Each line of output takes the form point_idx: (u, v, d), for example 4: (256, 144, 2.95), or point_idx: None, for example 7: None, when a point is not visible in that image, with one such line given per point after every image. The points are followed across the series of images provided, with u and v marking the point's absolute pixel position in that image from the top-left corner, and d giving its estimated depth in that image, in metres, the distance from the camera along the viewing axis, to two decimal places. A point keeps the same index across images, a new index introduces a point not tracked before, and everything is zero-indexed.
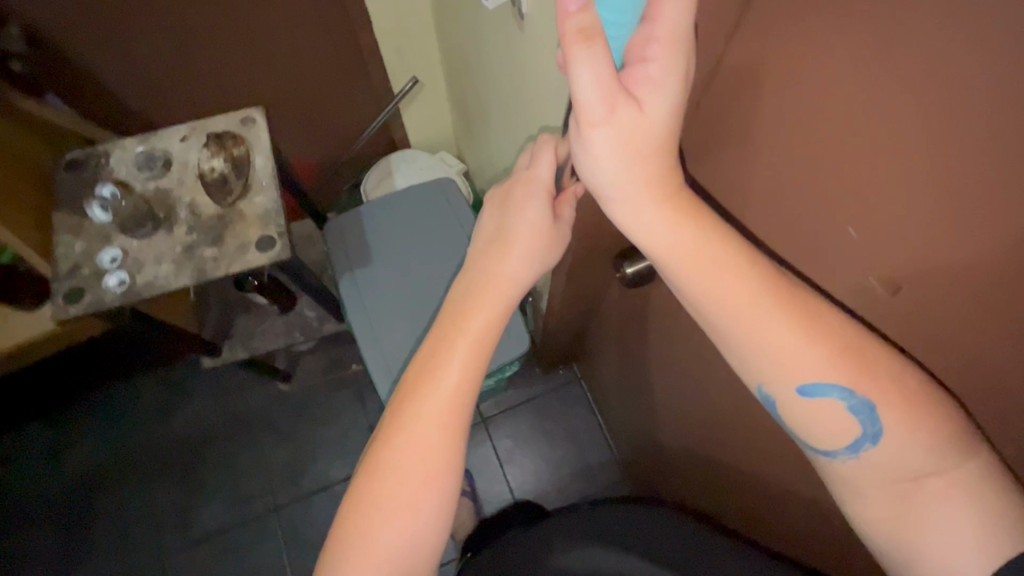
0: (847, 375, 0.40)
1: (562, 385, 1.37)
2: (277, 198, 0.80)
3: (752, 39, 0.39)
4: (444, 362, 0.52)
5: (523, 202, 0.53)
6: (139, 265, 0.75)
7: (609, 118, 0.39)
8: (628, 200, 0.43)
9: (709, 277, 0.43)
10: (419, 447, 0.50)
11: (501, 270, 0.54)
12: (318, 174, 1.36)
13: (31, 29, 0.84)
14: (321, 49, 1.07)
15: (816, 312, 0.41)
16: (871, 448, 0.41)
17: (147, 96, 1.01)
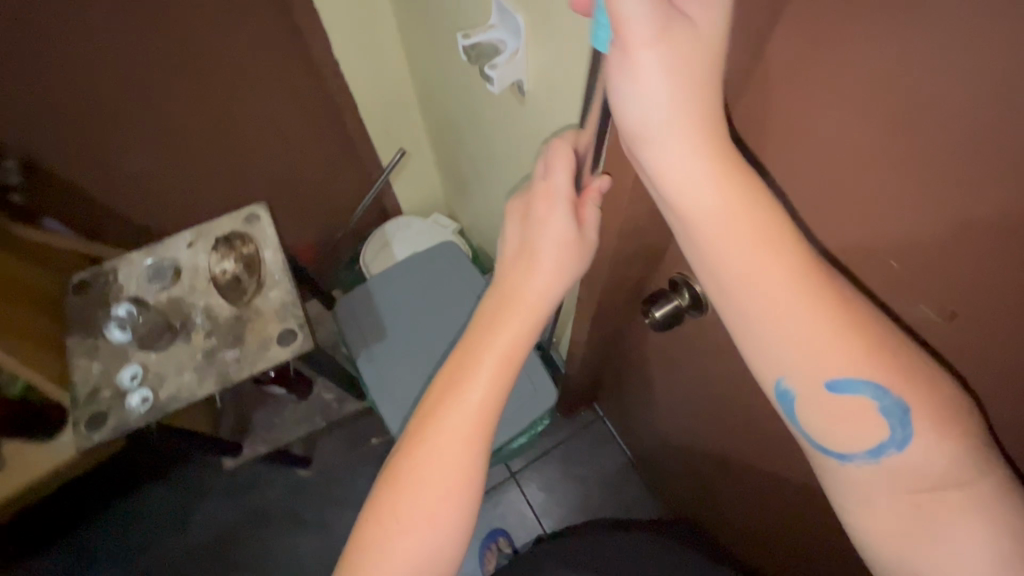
0: (888, 371, 0.35)
1: (587, 427, 1.35)
2: (292, 290, 0.80)
3: (754, 98, 0.40)
4: (470, 377, 0.49)
5: (544, 217, 0.49)
6: (160, 379, 0.74)
7: (660, 39, 0.32)
8: (683, 142, 0.35)
9: (751, 250, 0.36)
10: (440, 463, 0.48)
11: (526, 289, 0.50)
12: (317, 251, 1.37)
13: (30, 160, 0.84)
14: (309, 135, 1.10)
15: (850, 299, 0.36)
16: (896, 454, 0.36)
17: (142, 204, 1.02)
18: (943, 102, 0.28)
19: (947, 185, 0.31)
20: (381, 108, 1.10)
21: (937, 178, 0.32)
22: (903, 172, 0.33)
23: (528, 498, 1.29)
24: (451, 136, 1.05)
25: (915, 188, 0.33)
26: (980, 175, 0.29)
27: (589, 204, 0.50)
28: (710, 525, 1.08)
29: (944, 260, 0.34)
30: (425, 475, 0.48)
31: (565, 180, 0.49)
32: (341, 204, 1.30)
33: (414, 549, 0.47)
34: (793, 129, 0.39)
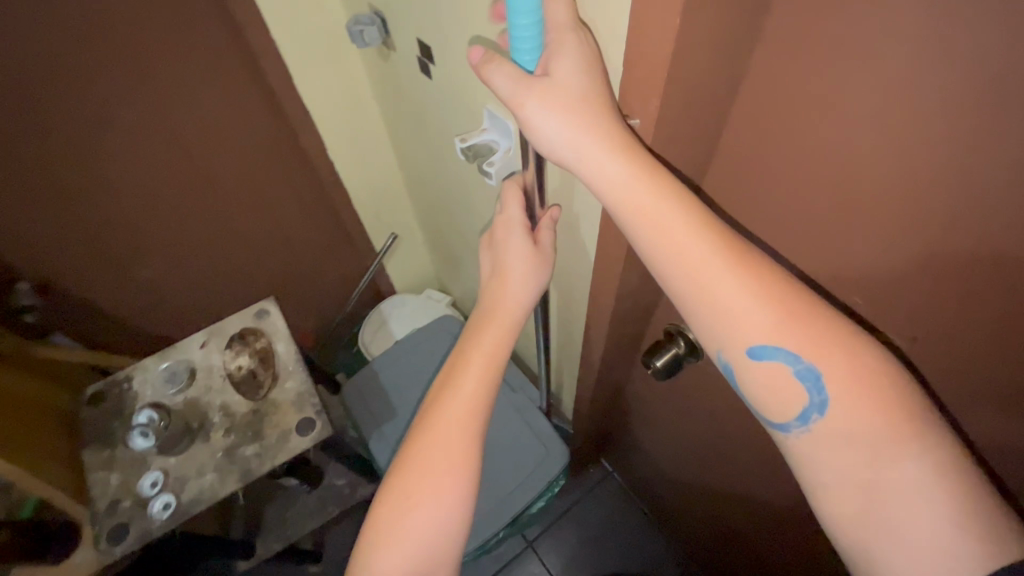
0: (797, 339, 0.40)
1: (597, 485, 1.35)
2: (306, 379, 0.83)
3: (738, 154, 0.49)
4: (465, 369, 0.57)
5: (504, 241, 0.59)
6: (181, 482, 0.75)
7: (534, 94, 0.42)
8: (585, 161, 0.43)
9: (669, 239, 0.42)
10: (444, 445, 0.54)
11: (502, 304, 0.59)
12: (316, 338, 1.40)
13: (46, 283, 0.88)
14: (306, 229, 1.17)
15: (767, 276, 0.41)
16: (820, 419, 0.40)
17: (147, 308, 1.05)
18: (887, 154, 0.37)
19: (896, 217, 0.39)
20: (373, 197, 1.19)
21: (889, 211, 0.40)
22: (863, 207, 0.41)
23: (547, 567, 1.26)
24: (439, 218, 1.13)
25: (874, 219, 0.41)
26: (922, 206, 0.37)
27: (545, 228, 0.59)
28: (734, 573, 1.07)
29: (906, 281, 0.42)
30: (430, 456, 0.53)
31: (518, 211, 0.58)
32: (338, 291, 1.35)
33: (428, 522, 0.52)
34: (766, 182, 0.47)
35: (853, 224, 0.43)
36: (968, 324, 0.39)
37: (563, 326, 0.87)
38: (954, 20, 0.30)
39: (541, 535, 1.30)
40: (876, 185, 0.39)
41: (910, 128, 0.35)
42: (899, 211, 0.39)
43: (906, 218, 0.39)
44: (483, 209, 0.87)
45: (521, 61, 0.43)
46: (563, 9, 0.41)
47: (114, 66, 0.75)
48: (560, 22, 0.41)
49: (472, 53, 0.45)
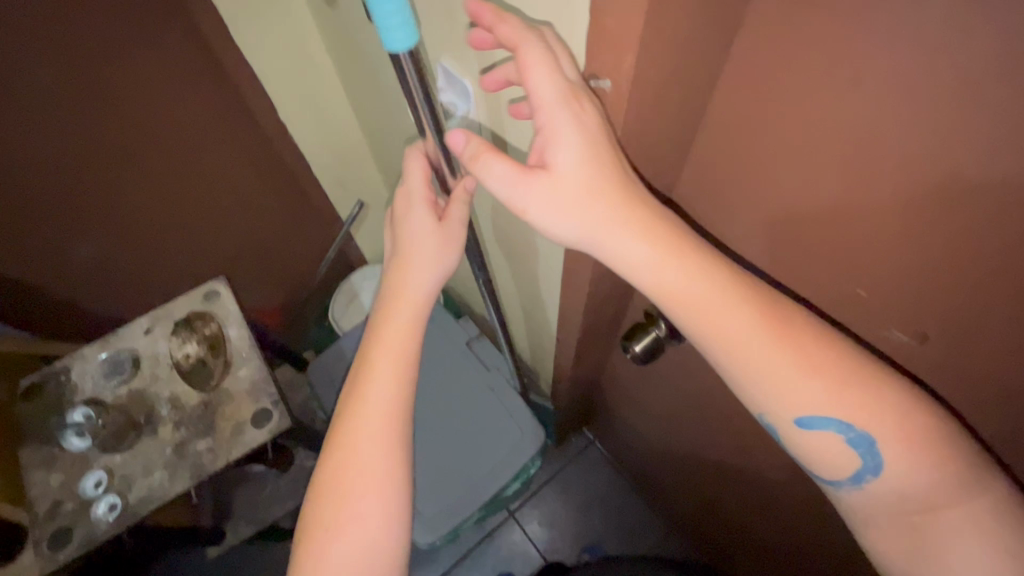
0: (849, 408, 0.41)
1: (579, 454, 1.33)
2: (262, 366, 0.77)
3: (739, 105, 0.42)
4: (374, 364, 0.53)
5: (406, 219, 0.54)
6: (128, 482, 0.69)
7: (528, 195, 0.44)
8: (603, 244, 0.44)
9: (711, 317, 0.43)
10: (362, 461, 0.50)
11: (412, 291, 0.54)
12: (282, 315, 1.33)
13: None
14: (265, 197, 1.07)
15: (809, 343, 0.42)
16: (874, 480, 0.42)
17: (95, 291, 0.96)
18: (924, 102, 0.31)
19: (928, 178, 0.34)
20: (335, 162, 1.09)
21: (921, 172, 0.34)
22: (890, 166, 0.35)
23: (530, 535, 1.26)
24: None
25: (899, 181, 0.35)
26: (965, 165, 0.31)
27: (456, 201, 0.53)
28: (717, 535, 1.07)
29: (929, 250, 0.37)
30: (350, 477, 0.49)
31: (423, 184, 0.53)
32: (303, 263, 1.27)
33: (355, 544, 0.48)
34: (773, 138, 0.41)
35: (872, 186, 0.37)
36: (1002, 298, 0.35)
37: (535, 304, 0.82)
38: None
39: (523, 504, 1.29)
40: (908, 141, 0.33)
41: (959, 81, 0.29)
42: (933, 171, 0.33)
43: (941, 180, 0.33)
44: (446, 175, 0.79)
45: (392, 41, 0.38)
46: (549, 83, 0.38)
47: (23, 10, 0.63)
48: (548, 98, 0.38)
49: (455, 141, 0.44)
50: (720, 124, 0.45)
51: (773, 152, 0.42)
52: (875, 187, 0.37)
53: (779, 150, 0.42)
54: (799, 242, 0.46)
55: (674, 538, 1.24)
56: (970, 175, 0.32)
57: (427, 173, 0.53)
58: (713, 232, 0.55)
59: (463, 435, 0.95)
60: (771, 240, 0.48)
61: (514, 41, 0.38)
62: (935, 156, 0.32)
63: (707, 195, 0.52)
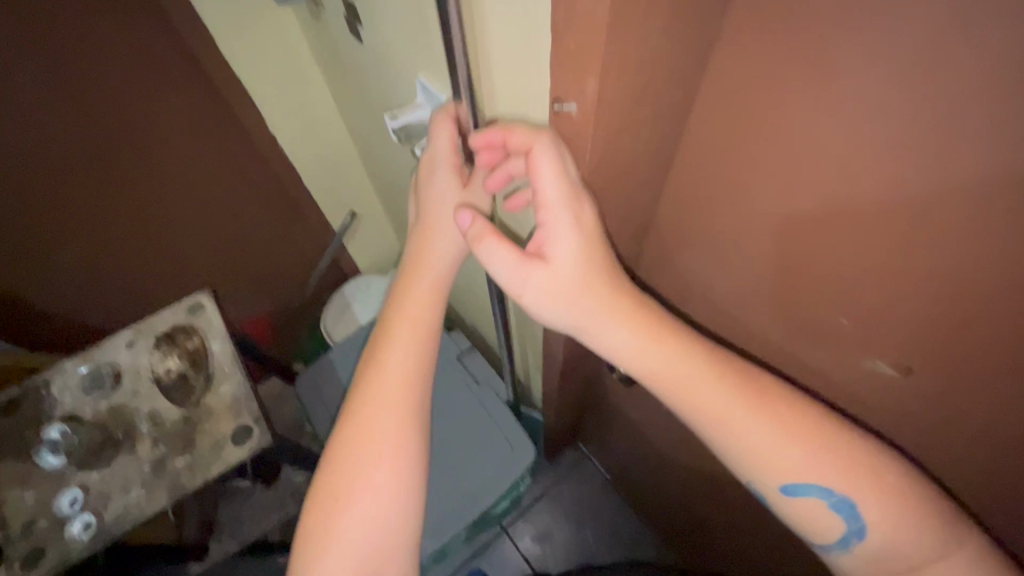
0: (827, 473, 0.41)
1: (573, 468, 1.31)
2: (245, 383, 0.76)
3: (720, 121, 0.41)
4: (392, 343, 0.53)
5: (430, 181, 0.52)
6: (104, 499, 0.68)
7: (527, 283, 0.45)
8: (593, 333, 0.45)
9: (688, 390, 0.44)
10: (378, 428, 0.50)
11: (431, 257, 0.54)
12: (271, 327, 1.31)
13: None
14: (255, 208, 1.06)
15: (781, 409, 0.42)
16: (861, 544, 0.41)
17: (82, 303, 0.95)
18: (904, 122, 0.30)
19: (909, 201, 0.33)
20: (326, 172, 1.08)
21: (903, 194, 0.33)
22: (871, 188, 0.34)
23: (522, 551, 1.24)
24: (398, 197, 1.04)
25: (883, 203, 0.34)
26: (948, 190, 0.30)
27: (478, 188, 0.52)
28: (713, 555, 1.05)
29: (913, 275, 0.35)
30: (366, 446, 0.49)
31: (452, 150, 0.49)
32: (294, 273, 1.26)
33: (364, 530, 0.47)
34: (754, 155, 0.40)
35: (855, 208, 0.36)
36: (990, 329, 0.33)
37: (523, 318, 0.81)
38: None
39: (515, 519, 1.27)
40: (890, 162, 0.32)
41: (938, 97, 0.28)
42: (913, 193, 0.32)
43: (922, 203, 0.32)
44: None
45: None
46: (554, 182, 0.40)
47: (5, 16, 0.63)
48: (553, 195, 0.41)
49: (460, 222, 0.46)
50: (703, 139, 0.44)
51: (754, 167, 0.41)
52: (856, 204, 0.36)
53: (759, 164, 0.40)
54: (784, 263, 0.44)
55: (669, 554, 1.22)
56: (950, 200, 0.30)
57: (456, 139, 0.49)
58: (699, 249, 0.54)
59: (451, 452, 0.93)
60: (758, 260, 0.47)
61: (527, 142, 0.41)
62: (915, 179, 0.31)
63: (691, 210, 0.51)
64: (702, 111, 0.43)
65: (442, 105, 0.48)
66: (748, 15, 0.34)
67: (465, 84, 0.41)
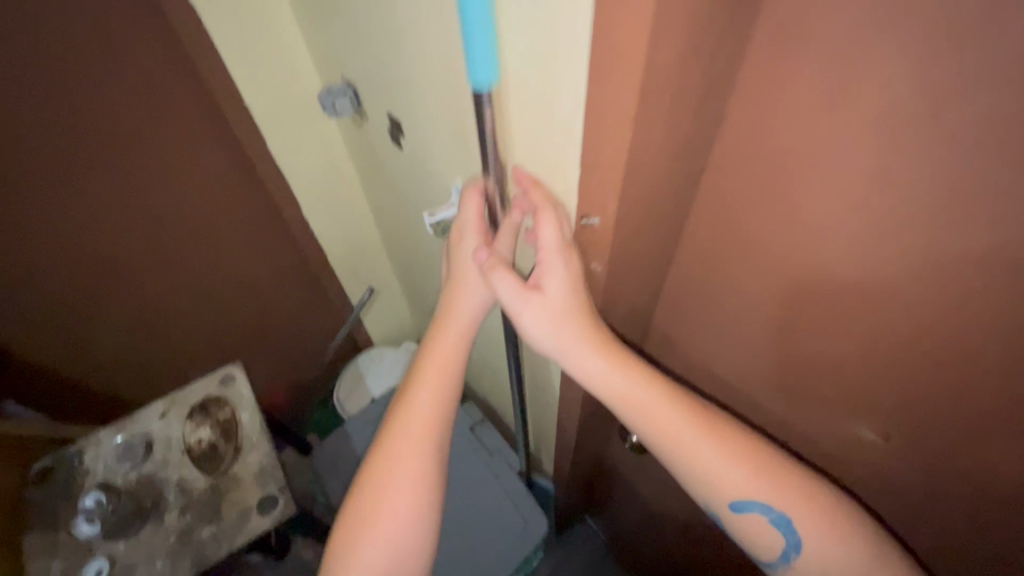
0: (768, 491, 0.47)
1: (581, 546, 1.26)
2: (270, 452, 0.79)
3: (711, 223, 0.49)
4: (416, 390, 0.57)
5: (459, 243, 0.57)
6: (128, 571, 0.69)
7: (525, 306, 0.50)
8: (568, 357, 0.51)
9: (656, 412, 0.50)
10: (400, 465, 0.54)
11: (460, 314, 0.59)
12: (287, 396, 1.35)
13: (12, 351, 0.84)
14: (282, 283, 1.14)
15: (730, 437, 0.49)
16: (798, 556, 0.47)
17: (116, 374, 1.00)
18: (859, 230, 0.38)
19: (874, 290, 0.40)
20: (349, 252, 1.17)
21: (868, 285, 0.40)
22: (842, 280, 0.41)
23: None
24: (416, 276, 1.11)
25: (855, 292, 0.41)
26: (904, 281, 0.37)
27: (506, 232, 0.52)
28: None
29: (887, 348, 0.42)
30: (387, 477, 0.53)
31: (476, 219, 0.54)
32: (312, 345, 1.32)
33: (381, 553, 0.50)
34: (741, 249, 0.48)
35: (830, 295, 0.43)
36: (957, 395, 0.40)
37: (538, 389, 0.86)
38: (935, 112, 0.30)
39: None
40: (852, 257, 0.39)
41: (881, 212, 0.36)
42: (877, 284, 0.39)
43: (884, 292, 0.39)
44: None
45: (477, 70, 0.36)
46: (554, 233, 0.46)
47: (88, 126, 0.73)
48: (551, 244, 0.46)
49: (477, 258, 0.52)
50: (700, 237, 0.52)
51: (751, 259, 0.48)
52: (833, 289, 0.43)
53: (754, 258, 0.48)
54: (779, 340, 0.51)
55: None
56: (905, 290, 0.38)
57: (480, 208, 0.54)
58: (701, 328, 0.60)
59: (464, 523, 0.94)
60: (755, 336, 0.54)
61: (539, 204, 0.47)
62: (875, 271, 0.39)
63: (696, 292, 0.57)
64: (701, 215, 0.50)
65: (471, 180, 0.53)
66: (735, 146, 0.42)
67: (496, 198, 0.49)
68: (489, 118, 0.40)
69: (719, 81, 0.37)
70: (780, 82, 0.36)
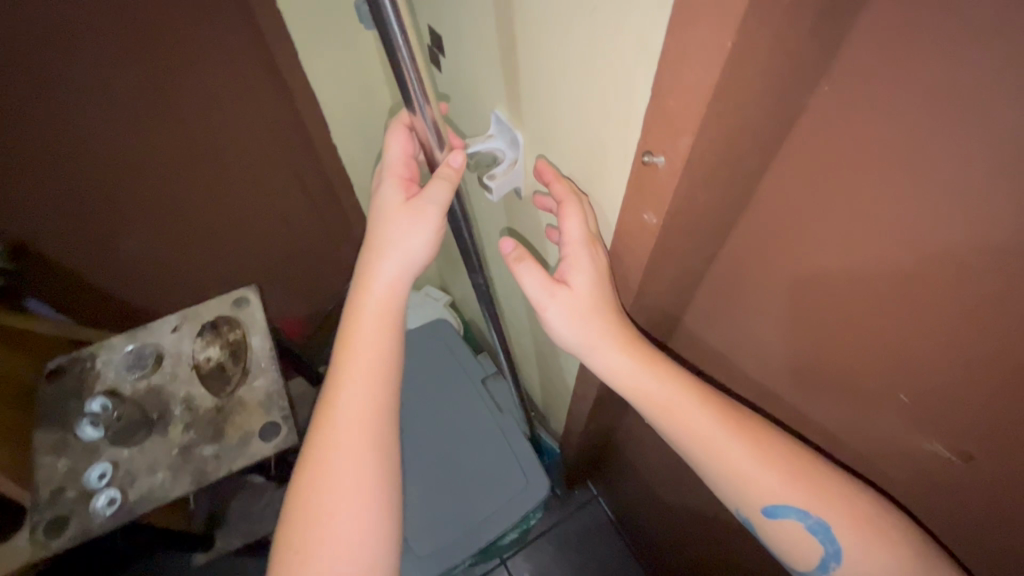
0: (805, 496, 0.42)
1: (581, 509, 1.23)
2: (278, 379, 0.78)
3: (778, 202, 0.40)
4: (344, 379, 0.51)
5: (377, 193, 0.53)
6: (131, 477, 0.69)
7: (554, 299, 0.47)
8: (593, 353, 0.47)
9: (685, 412, 0.45)
10: (335, 461, 0.48)
11: (375, 283, 0.51)
12: (304, 326, 1.33)
13: (20, 244, 0.79)
14: (304, 210, 1.10)
15: (767, 437, 0.44)
16: (838, 567, 0.42)
17: (135, 286, 0.98)
18: (993, 231, 0.28)
19: (991, 310, 0.30)
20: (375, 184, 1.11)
21: (982, 301, 0.31)
22: (948, 292, 0.32)
23: None
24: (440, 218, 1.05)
25: (963, 309, 0.32)
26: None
27: (439, 178, 0.48)
28: None
29: (985, 382, 0.33)
30: (319, 473, 0.48)
31: (400, 160, 0.53)
32: (332, 275, 1.29)
33: (330, 566, 0.45)
34: (814, 235, 0.39)
35: (922, 307, 0.34)
36: None
37: (555, 353, 0.80)
38: None
39: (516, 555, 1.17)
40: (973, 266, 0.30)
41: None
42: (998, 302, 0.30)
43: (1005, 314, 0.30)
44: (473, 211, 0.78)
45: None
46: (577, 224, 0.45)
47: (96, 20, 0.66)
48: (575, 237, 0.45)
49: (504, 247, 0.48)
50: (762, 216, 0.42)
51: (834, 248, 0.38)
52: (930, 303, 0.33)
53: (836, 247, 0.38)
54: (838, 347, 0.42)
55: None
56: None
57: (407, 152, 0.53)
58: (736, 322, 0.52)
59: (466, 477, 0.92)
60: (805, 340, 0.45)
61: (562, 196, 0.45)
62: (999, 286, 0.29)
63: (745, 283, 0.48)
64: (773, 186, 0.39)
65: (396, 115, 0.54)
66: (843, 94, 0.31)
67: (420, 106, 0.44)
68: (400, 44, 0.38)
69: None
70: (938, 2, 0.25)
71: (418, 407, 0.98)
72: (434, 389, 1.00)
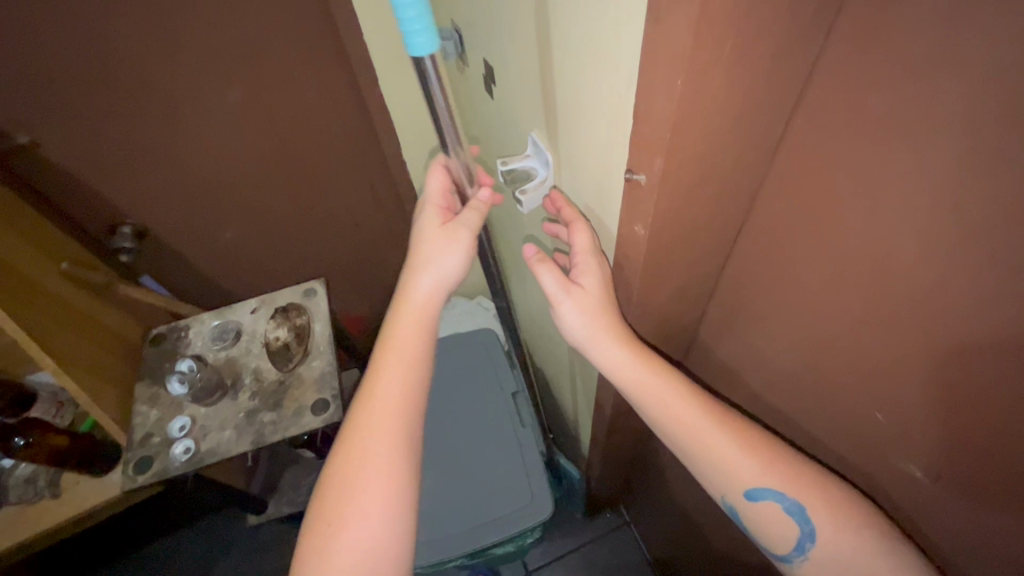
0: (780, 478, 0.45)
1: (609, 533, 1.22)
2: (332, 361, 0.87)
3: (773, 215, 0.44)
4: (382, 369, 0.55)
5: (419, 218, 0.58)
6: (203, 433, 0.81)
7: (568, 296, 0.51)
8: (593, 347, 0.51)
9: (675, 402, 0.48)
10: (373, 445, 0.52)
11: (413, 296, 0.56)
12: (364, 324, 1.45)
13: (140, 228, 0.95)
14: (374, 216, 1.22)
15: (747, 431, 0.47)
16: (814, 548, 0.43)
17: (227, 271, 1.14)
18: (946, 233, 0.31)
19: (951, 313, 0.33)
20: None
21: (942, 304, 0.33)
22: (915, 296, 0.34)
23: None
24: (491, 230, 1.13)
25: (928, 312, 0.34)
26: (989, 304, 0.30)
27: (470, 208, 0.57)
28: None
29: (953, 386, 0.35)
30: (363, 451, 0.52)
31: (438, 192, 0.58)
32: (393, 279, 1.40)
33: (370, 533, 0.49)
34: (802, 247, 0.42)
35: (896, 312, 0.36)
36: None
37: (581, 363, 0.84)
38: None
39: (541, 569, 1.19)
40: (931, 270, 0.33)
41: (975, 211, 0.29)
42: (954, 305, 0.32)
43: (961, 315, 0.32)
44: (515, 228, 0.84)
45: (415, 45, 0.42)
46: (585, 239, 0.51)
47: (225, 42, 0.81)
48: (583, 248, 0.51)
49: (527, 251, 0.54)
50: (759, 231, 0.46)
51: (820, 258, 0.41)
52: (901, 307, 0.36)
53: (821, 260, 0.41)
54: (830, 360, 0.44)
55: None
56: (988, 314, 0.31)
57: (445, 186, 0.58)
58: (741, 338, 0.54)
59: (488, 475, 0.97)
60: (801, 352, 0.47)
61: (571, 219, 0.52)
62: (954, 288, 0.32)
63: (747, 299, 0.51)
64: (766, 205, 0.44)
65: (435, 157, 0.58)
66: (819, 121, 0.36)
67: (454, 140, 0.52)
68: (435, 87, 0.46)
69: (799, 33, 0.32)
70: (885, 38, 0.30)
71: (455, 407, 1.04)
72: (472, 392, 1.06)
